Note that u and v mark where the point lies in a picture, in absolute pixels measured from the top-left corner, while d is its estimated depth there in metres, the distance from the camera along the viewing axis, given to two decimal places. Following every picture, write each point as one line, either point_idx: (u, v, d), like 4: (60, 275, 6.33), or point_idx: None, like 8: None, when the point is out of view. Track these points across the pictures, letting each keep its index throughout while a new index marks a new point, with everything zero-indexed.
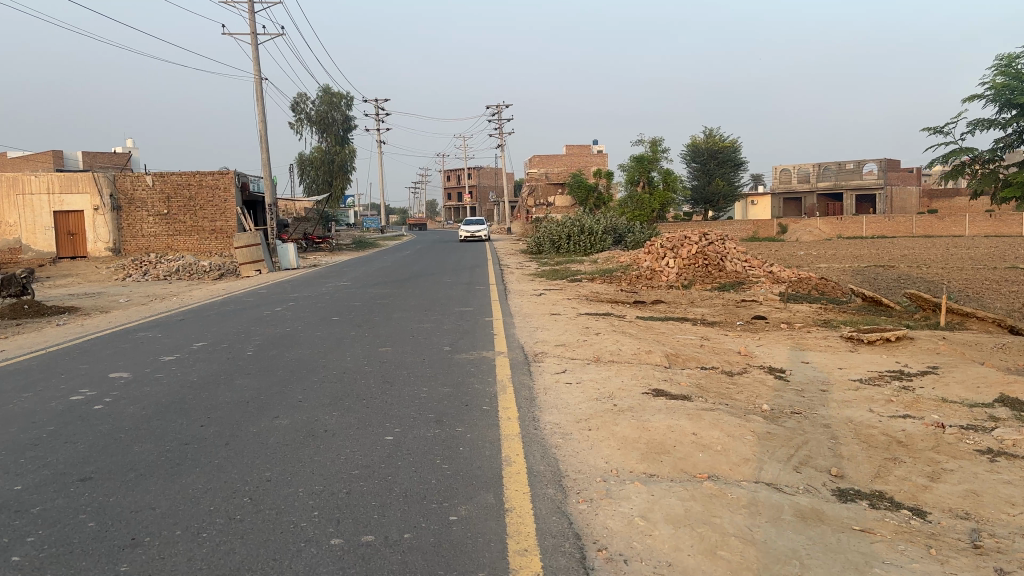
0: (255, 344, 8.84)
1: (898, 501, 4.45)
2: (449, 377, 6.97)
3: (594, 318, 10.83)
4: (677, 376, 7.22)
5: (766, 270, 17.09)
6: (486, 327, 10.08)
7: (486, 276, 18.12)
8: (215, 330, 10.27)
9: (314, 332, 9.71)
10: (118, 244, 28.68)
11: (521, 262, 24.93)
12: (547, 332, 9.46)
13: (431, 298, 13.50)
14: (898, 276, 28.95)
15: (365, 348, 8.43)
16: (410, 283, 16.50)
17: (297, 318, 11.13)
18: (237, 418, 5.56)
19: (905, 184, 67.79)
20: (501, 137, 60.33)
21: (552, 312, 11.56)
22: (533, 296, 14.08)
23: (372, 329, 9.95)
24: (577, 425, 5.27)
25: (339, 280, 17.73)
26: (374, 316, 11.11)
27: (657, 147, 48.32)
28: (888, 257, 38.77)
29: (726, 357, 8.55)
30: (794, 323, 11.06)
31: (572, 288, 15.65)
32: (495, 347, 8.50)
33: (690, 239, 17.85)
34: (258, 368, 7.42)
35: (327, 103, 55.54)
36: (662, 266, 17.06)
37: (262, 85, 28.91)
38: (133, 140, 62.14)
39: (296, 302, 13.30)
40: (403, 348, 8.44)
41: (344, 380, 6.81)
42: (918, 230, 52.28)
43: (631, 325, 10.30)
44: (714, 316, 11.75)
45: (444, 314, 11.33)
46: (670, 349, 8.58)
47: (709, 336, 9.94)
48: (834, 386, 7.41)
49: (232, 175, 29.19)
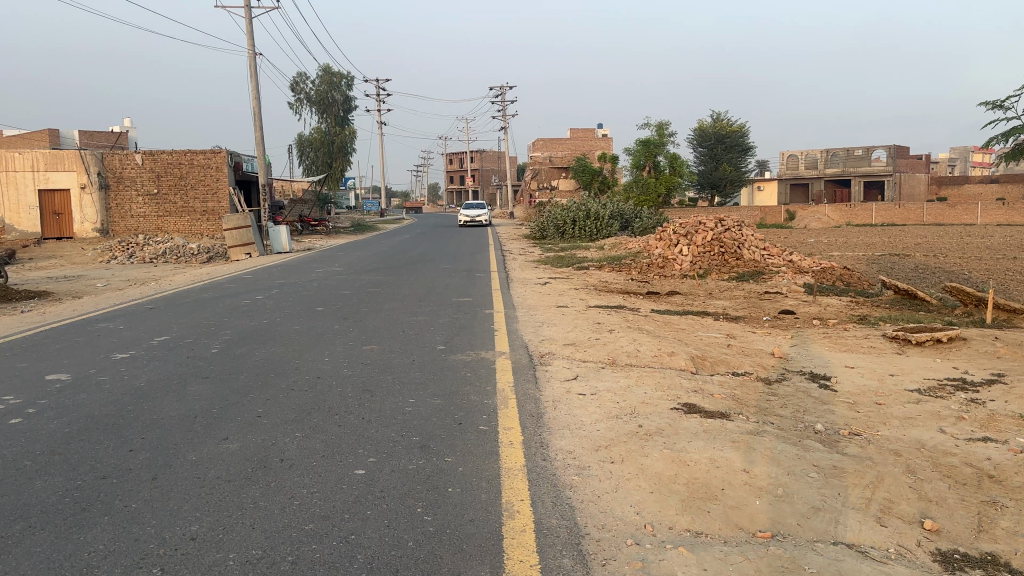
0: (223, 340, 7.80)
1: (1018, 568, 3.32)
2: (441, 384, 5.92)
3: (606, 312, 9.76)
4: (707, 385, 6.17)
5: (787, 260, 15.94)
6: (485, 321, 9.02)
7: (487, 263, 17.05)
8: (184, 321, 9.21)
9: (293, 326, 8.65)
10: (105, 224, 27.56)
11: (523, 248, 23.81)
12: (554, 329, 8.40)
13: (426, 287, 12.44)
14: (914, 266, 27.83)
15: (348, 347, 7.38)
16: (406, 270, 15.45)
17: (277, 309, 10.06)
18: (176, 440, 4.53)
19: (914, 171, 66.51)
20: (504, 119, 59.14)
21: (559, 305, 10.50)
22: (537, 285, 12.99)
23: (358, 323, 8.90)
24: (595, 455, 4.23)
25: (331, 265, 16.70)
26: (362, 307, 10.06)
27: (664, 132, 47.04)
28: (902, 245, 37.64)
29: (757, 361, 7.48)
30: (826, 319, 9.98)
31: (579, 277, 14.56)
32: (495, 347, 7.44)
33: (705, 225, 16.71)
34: (220, 371, 6.38)
35: (327, 82, 54.25)
36: (675, 253, 15.95)
37: (256, 60, 27.70)
38: (131, 120, 61.02)
39: (279, 290, 12.24)
40: (389, 347, 7.40)
41: (316, 387, 5.77)
42: (929, 218, 51.08)
43: (647, 321, 9.23)
44: (736, 310, 10.67)
45: (439, 306, 10.27)
46: (695, 350, 7.54)
47: (736, 334, 8.86)
48: (889, 398, 6.34)
49: (225, 154, 28.08)
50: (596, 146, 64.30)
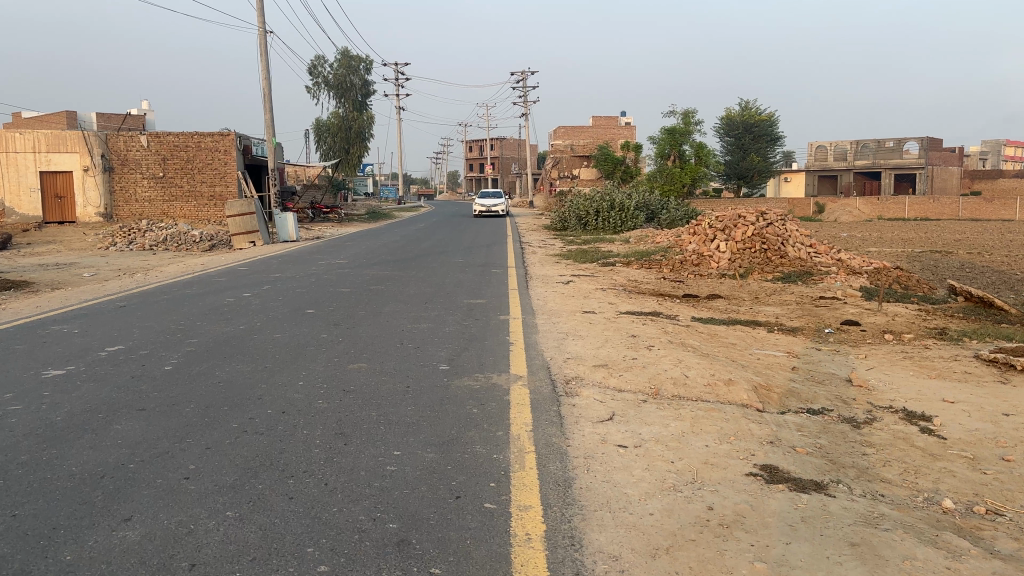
0: (183, 353, 6.49)
1: None
2: (439, 426, 4.57)
3: (641, 321, 8.35)
4: (782, 432, 4.77)
5: (837, 258, 14.40)
6: (500, 332, 7.67)
7: (504, 258, 15.67)
8: (149, 325, 7.92)
9: (272, 334, 7.33)
10: (110, 209, 26.53)
11: (543, 239, 22.41)
12: (581, 344, 7.02)
13: (435, 285, 11.10)
14: (957, 263, 26.08)
15: (329, 365, 6.04)
16: (415, 264, 14.14)
17: (261, 311, 8.76)
18: (56, 524, 3.21)
19: (946, 164, 64.17)
20: (525, 106, 57.64)
21: (586, 310, 9.12)
22: (560, 285, 11.59)
23: (351, 330, 7.59)
24: (655, 569, 2.86)
25: (335, 257, 15.42)
26: (358, 310, 8.73)
27: (690, 120, 45.42)
28: (938, 241, 35.84)
29: (834, 393, 6.06)
30: (900, 334, 8.54)
31: (605, 275, 13.16)
32: (511, 369, 6.08)
33: (744, 218, 15.19)
34: (163, 400, 5.06)
35: (346, 65, 52.91)
36: (712, 250, 14.47)
37: (266, 38, 26.46)
38: (147, 103, 60.16)
39: (272, 286, 10.96)
40: (381, 365, 6.05)
41: (277, 430, 4.45)
42: (964, 213, 49.00)
43: (690, 333, 7.85)
44: (790, 320, 9.21)
45: (447, 311, 8.93)
46: (757, 378, 6.15)
47: (797, 353, 7.44)
48: (1018, 450, 4.92)
49: (233, 137, 27.03)
50: (618, 134, 62.50)
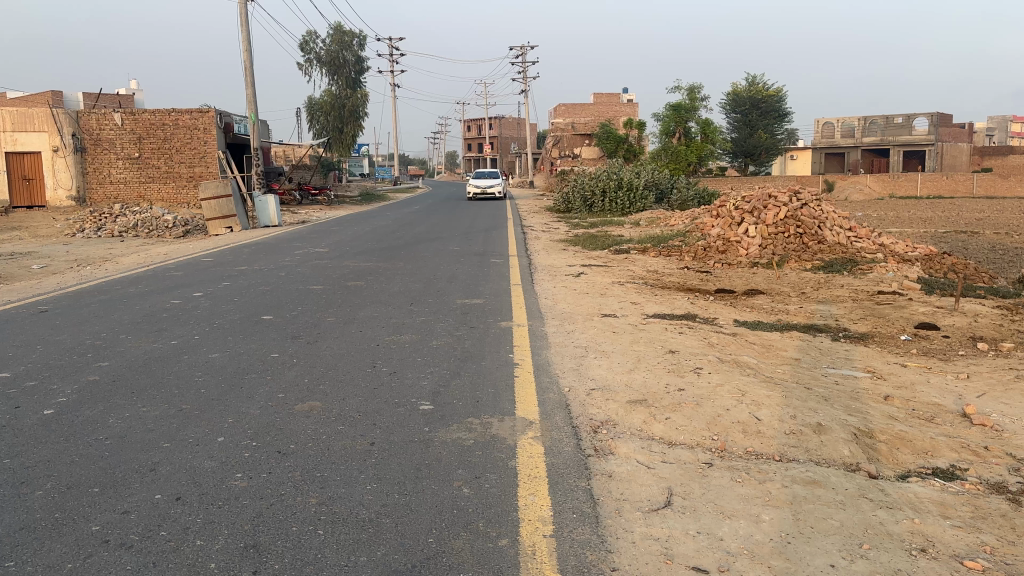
0: (76, 389, 4.83)
1: None
2: (409, 526, 2.96)
3: (676, 328, 6.76)
4: (928, 528, 3.17)
5: (881, 243, 12.72)
6: (503, 348, 6.04)
7: (505, 245, 14.04)
8: (59, 340, 6.27)
9: (207, 355, 5.67)
10: (82, 192, 24.76)
11: (545, 223, 20.69)
12: (609, 366, 5.42)
13: (423, 280, 9.45)
14: (987, 245, 24.37)
15: (269, 406, 4.42)
16: (403, 253, 12.53)
17: (205, 319, 7.11)
18: None
19: (956, 141, 62.22)
20: (525, 82, 55.57)
21: (606, 313, 7.52)
22: (569, 279, 9.96)
23: (312, 346, 5.96)
24: None
25: (315, 245, 13.78)
26: (327, 317, 7.09)
27: (696, 95, 43.54)
28: (957, 220, 34.12)
29: (956, 440, 4.45)
30: (992, 341, 6.94)
31: (620, 265, 11.55)
32: (519, 410, 4.44)
33: (775, 198, 13.51)
34: (6, 478, 3.43)
35: (338, 41, 50.83)
36: (739, 234, 12.80)
37: (247, 7, 24.58)
38: (137, 82, 58.27)
39: (232, 283, 9.31)
40: (338, 406, 4.43)
41: (157, 546, 2.83)
42: (978, 190, 47.19)
43: (741, 347, 6.22)
44: (853, 323, 7.57)
45: (435, 316, 7.28)
46: (851, 417, 4.55)
47: (882, 374, 5.80)
48: None
49: (213, 113, 25.34)
50: (621, 112, 60.52)
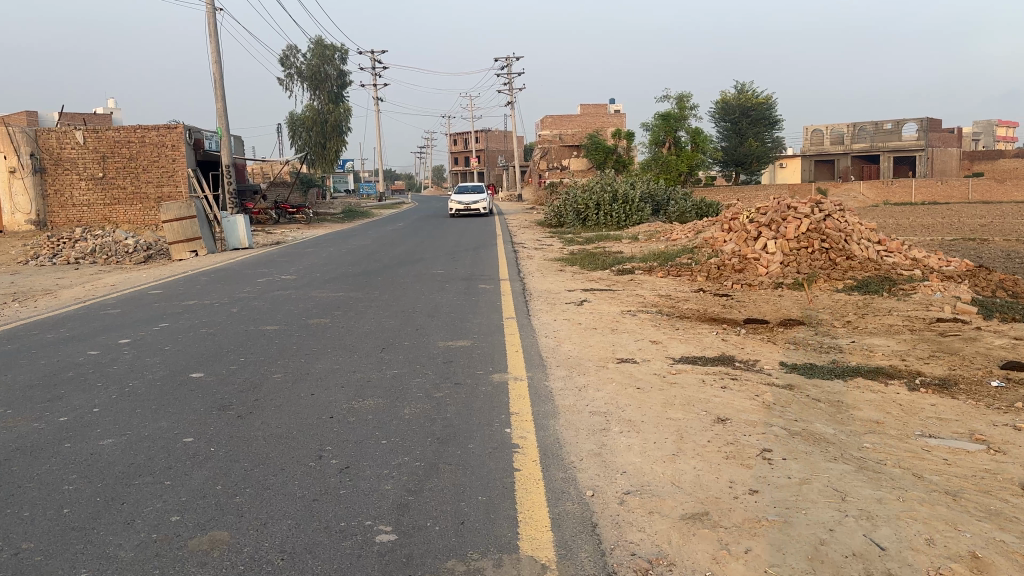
0: None
1: None
2: None
3: (716, 379, 5.33)
4: None
5: (914, 258, 11.37)
6: (497, 417, 4.58)
7: (494, 267, 12.62)
8: None
9: (95, 444, 4.18)
10: (43, 216, 23.00)
11: (537, 240, 19.29)
12: (643, 447, 3.96)
13: (399, 316, 8.00)
14: (1002, 252, 23.04)
15: (150, 546, 2.99)
16: (380, 279, 11.06)
17: (118, 380, 5.61)
18: None
19: (946, 146, 61.28)
20: (512, 94, 54.44)
21: (623, 358, 6.09)
22: (571, 308, 8.55)
23: (244, 423, 4.49)
24: None
25: (283, 271, 12.32)
26: (274, 374, 5.60)
27: (685, 104, 42.47)
28: (960, 227, 32.88)
29: None
30: None
31: (626, 289, 10.16)
32: (523, 540, 2.98)
33: (794, 209, 12.14)
34: None
35: (319, 55, 49.46)
36: (757, 251, 11.45)
37: (216, 16, 23.14)
38: (114, 101, 56.68)
39: (169, 325, 7.79)
40: (253, 544, 2.98)
41: None
42: (974, 195, 46.08)
43: (806, 410, 4.79)
44: (925, 364, 6.17)
45: (410, 367, 5.81)
46: (1010, 537, 3.08)
47: (999, 446, 4.36)
48: None
49: (182, 129, 23.94)
50: (608, 123, 59.49)
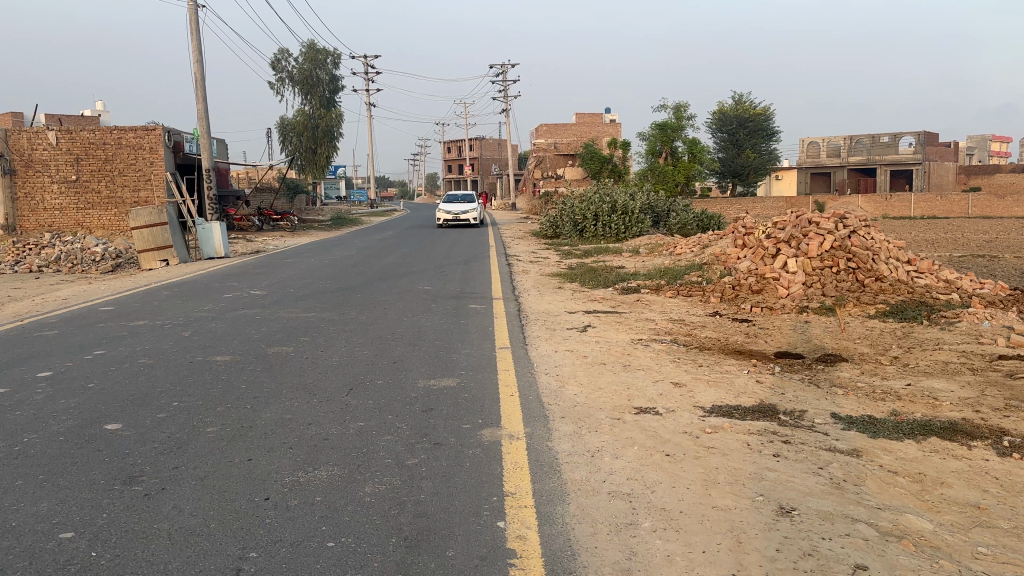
0: None
1: None
2: None
3: (763, 443, 4.22)
4: None
5: (948, 280, 10.30)
6: (487, 500, 3.45)
7: (486, 283, 11.51)
8: None
9: None
10: (11, 218, 21.74)
11: (532, 252, 18.18)
12: (689, 562, 2.85)
13: (376, 345, 6.86)
14: (1015, 271, 22.03)
15: None
16: (360, 297, 9.92)
17: (12, 433, 4.46)
18: None
19: (943, 160, 60.46)
20: (507, 101, 53.45)
21: (643, 407, 4.97)
22: (574, 336, 7.45)
23: (150, 508, 3.36)
24: None
25: (253, 285, 11.17)
26: (207, 427, 4.45)
27: (682, 114, 41.61)
28: (965, 242, 31.97)
29: None
30: None
31: (633, 312, 9.06)
32: None
33: (816, 224, 11.06)
34: None
35: (310, 59, 48.37)
36: (776, 270, 10.38)
37: (198, 12, 22.02)
38: (101, 104, 55.44)
39: (102, 353, 6.61)
40: None
41: None
42: (975, 210, 45.16)
43: (889, 494, 3.67)
44: (1007, 419, 5.07)
45: (379, 418, 4.69)
46: None
47: None
48: None
49: (161, 131, 22.76)
50: (605, 132, 58.55)
